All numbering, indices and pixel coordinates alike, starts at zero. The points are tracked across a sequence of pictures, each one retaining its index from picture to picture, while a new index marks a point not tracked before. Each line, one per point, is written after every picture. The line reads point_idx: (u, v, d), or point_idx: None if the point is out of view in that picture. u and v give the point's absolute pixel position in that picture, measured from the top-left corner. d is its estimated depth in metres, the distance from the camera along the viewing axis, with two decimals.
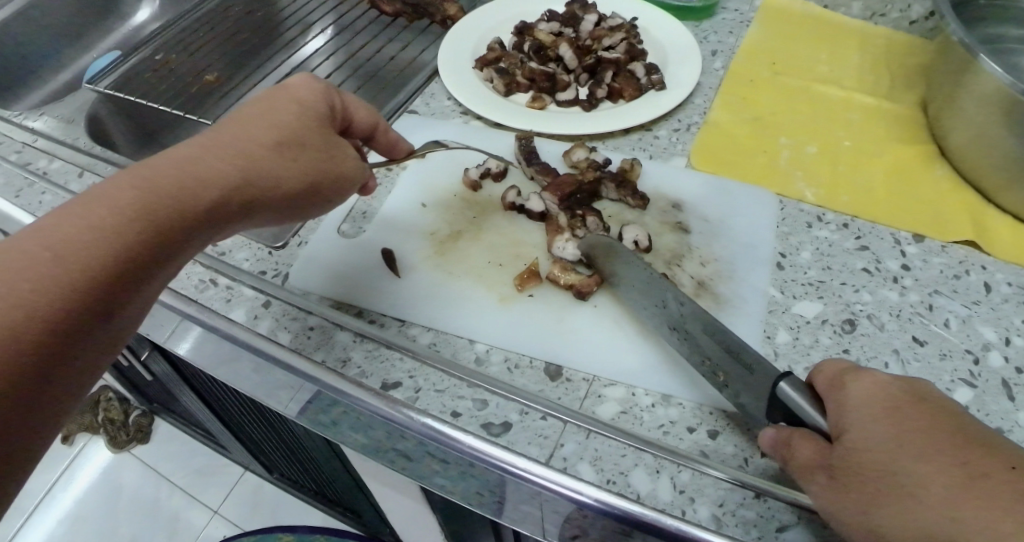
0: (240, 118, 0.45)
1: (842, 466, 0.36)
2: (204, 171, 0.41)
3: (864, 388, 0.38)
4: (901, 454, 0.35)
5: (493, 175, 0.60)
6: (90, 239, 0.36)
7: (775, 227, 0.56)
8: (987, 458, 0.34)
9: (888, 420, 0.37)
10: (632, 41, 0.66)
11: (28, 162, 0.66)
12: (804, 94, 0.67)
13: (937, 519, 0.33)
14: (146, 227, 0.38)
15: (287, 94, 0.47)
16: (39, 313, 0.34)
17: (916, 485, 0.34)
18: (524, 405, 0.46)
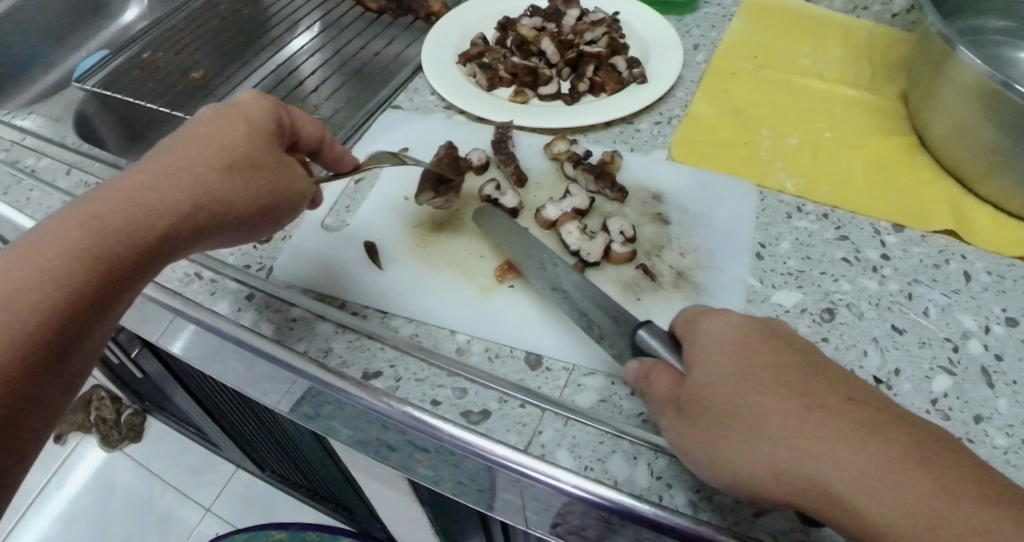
0: (187, 141, 0.46)
1: (692, 400, 0.39)
2: (46, 237, 0.39)
3: (718, 324, 0.41)
4: (748, 384, 0.38)
5: (472, 168, 0.60)
6: (49, 282, 0.38)
7: (755, 217, 0.57)
8: (828, 392, 0.37)
9: (738, 354, 0.39)
10: (615, 35, 0.67)
11: (15, 161, 0.67)
12: (786, 85, 0.67)
13: (780, 453, 0.36)
14: (23, 307, 0.37)
15: (236, 115, 0.48)
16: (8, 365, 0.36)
17: (763, 417, 0.37)
18: (503, 394, 0.46)
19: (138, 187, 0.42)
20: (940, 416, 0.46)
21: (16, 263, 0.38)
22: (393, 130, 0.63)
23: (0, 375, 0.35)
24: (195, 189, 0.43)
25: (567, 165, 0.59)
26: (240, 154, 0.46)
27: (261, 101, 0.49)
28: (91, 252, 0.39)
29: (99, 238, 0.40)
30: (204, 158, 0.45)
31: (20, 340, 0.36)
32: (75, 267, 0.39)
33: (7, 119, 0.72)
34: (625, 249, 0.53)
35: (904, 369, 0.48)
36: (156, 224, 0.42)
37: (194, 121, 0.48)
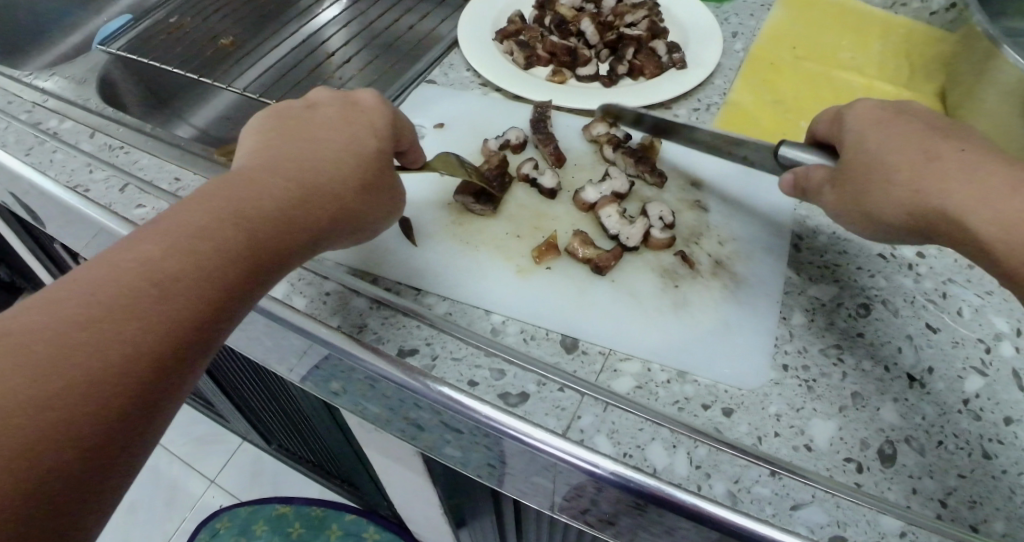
0: (319, 144, 0.46)
1: (847, 173, 0.47)
2: (202, 228, 0.39)
3: (886, 148, 0.46)
4: (885, 148, 0.46)
5: (512, 146, 0.62)
6: (202, 270, 0.38)
7: (793, 209, 0.58)
8: (949, 143, 0.45)
9: (880, 127, 0.48)
10: (654, 19, 0.71)
11: (38, 122, 0.65)
12: (826, 81, 0.70)
13: (916, 192, 0.43)
14: (179, 296, 0.37)
15: (363, 123, 0.48)
16: (154, 346, 0.36)
17: (905, 175, 0.44)
18: (542, 376, 0.46)
19: (282, 189, 0.43)
20: (973, 415, 0.46)
21: (174, 252, 0.38)
22: (432, 104, 0.67)
23: (150, 359, 0.35)
24: (333, 199, 0.44)
25: (607, 147, 0.60)
26: (372, 168, 0.47)
27: (382, 107, 0.50)
28: (244, 250, 0.40)
29: (250, 239, 0.40)
30: (343, 170, 0.45)
31: (173, 328, 0.36)
32: (230, 263, 0.39)
33: (29, 80, 0.70)
34: (665, 236, 0.54)
35: (938, 368, 0.48)
36: (293, 231, 0.43)
37: (317, 121, 0.48)
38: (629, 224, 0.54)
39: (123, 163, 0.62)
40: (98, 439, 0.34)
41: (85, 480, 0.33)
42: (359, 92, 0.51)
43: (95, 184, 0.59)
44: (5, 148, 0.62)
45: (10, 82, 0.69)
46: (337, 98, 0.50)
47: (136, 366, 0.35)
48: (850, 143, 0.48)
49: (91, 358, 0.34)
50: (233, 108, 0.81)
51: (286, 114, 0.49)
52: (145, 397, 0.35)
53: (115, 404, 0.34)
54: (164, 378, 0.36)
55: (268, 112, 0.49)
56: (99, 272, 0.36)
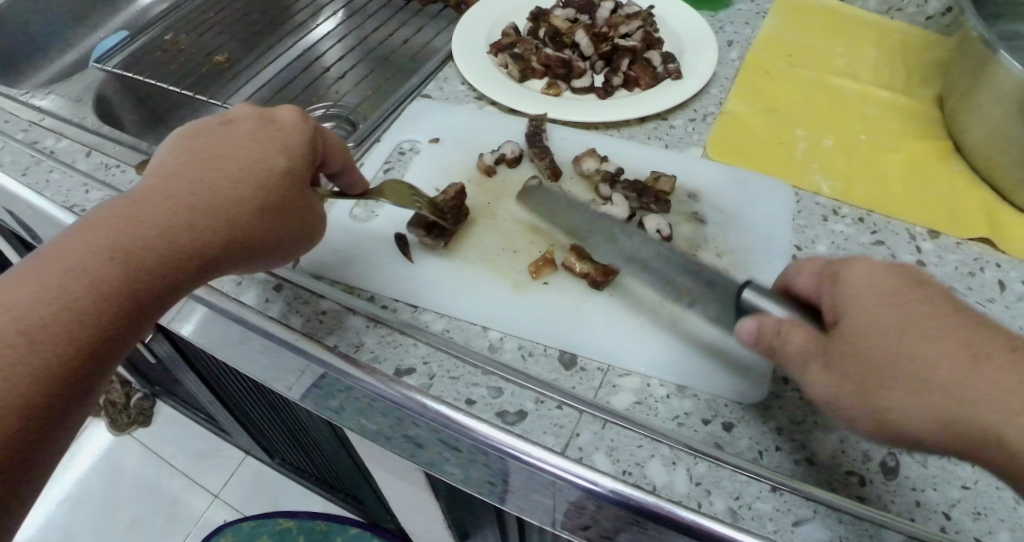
0: (222, 163, 0.44)
1: (848, 338, 0.37)
2: (80, 268, 0.39)
3: (889, 309, 0.37)
4: (904, 338, 0.36)
5: (507, 161, 0.62)
6: (78, 300, 0.38)
7: (793, 220, 0.58)
8: (989, 338, 0.35)
9: (892, 307, 0.37)
10: (648, 30, 0.71)
11: (33, 141, 0.65)
12: (821, 87, 0.70)
13: (944, 403, 0.34)
14: (50, 341, 0.37)
15: (273, 140, 0.46)
16: (36, 375, 0.37)
17: (930, 365, 0.35)
18: (540, 394, 0.45)
19: (170, 218, 0.42)
20: None
21: (49, 296, 0.38)
22: (427, 118, 0.67)
23: (24, 409, 0.36)
24: (227, 225, 0.43)
25: (603, 184, 0.59)
26: (276, 190, 0.45)
27: (301, 125, 0.47)
28: (127, 285, 0.40)
29: (128, 277, 0.40)
30: (237, 192, 0.44)
31: (47, 376, 0.37)
32: (105, 304, 0.39)
33: (25, 98, 0.70)
34: (663, 249, 0.54)
35: None
36: (184, 263, 0.42)
37: (229, 138, 0.46)
38: (625, 239, 0.54)
39: (119, 182, 0.62)
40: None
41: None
42: (280, 106, 0.48)
43: (91, 203, 0.59)
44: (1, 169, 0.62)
45: (5, 102, 0.69)
46: (256, 114, 0.47)
47: (16, 418, 0.36)
48: (853, 317, 0.37)
49: None
50: None
51: (202, 129, 0.47)
52: (27, 443, 0.36)
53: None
54: (50, 404, 0.37)
55: (182, 127, 0.47)
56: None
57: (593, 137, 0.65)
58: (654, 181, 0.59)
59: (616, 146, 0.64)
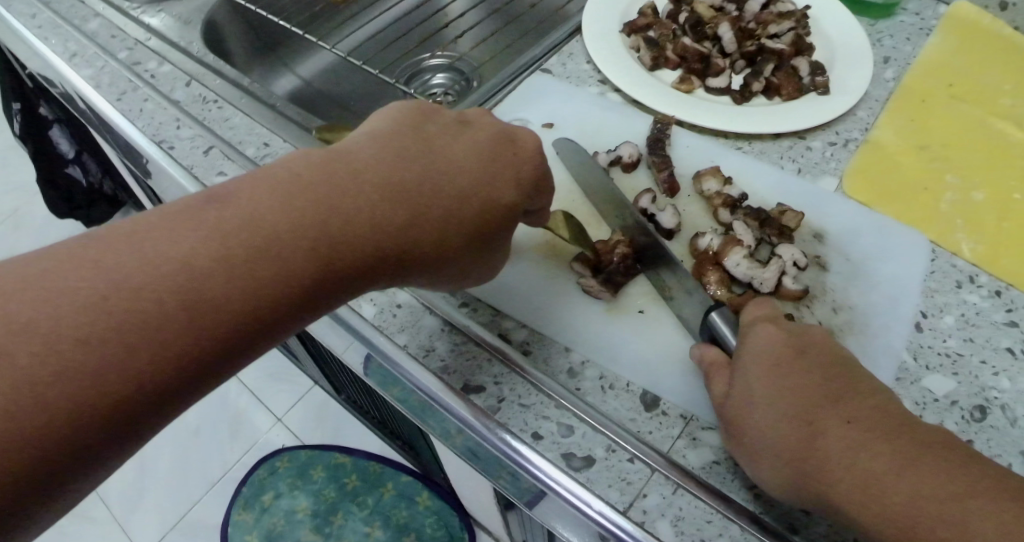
0: (444, 173, 0.40)
1: (736, 420, 0.41)
2: (275, 243, 0.34)
3: (762, 377, 0.41)
4: (771, 418, 0.40)
5: (621, 165, 0.57)
6: (259, 263, 0.33)
7: (924, 281, 0.53)
8: (831, 413, 0.39)
9: (773, 380, 0.41)
10: (802, 33, 0.64)
11: (136, 62, 0.65)
12: (981, 128, 0.63)
13: (793, 473, 0.38)
14: (218, 319, 0.32)
15: (504, 168, 0.42)
16: (193, 332, 0.32)
17: (783, 441, 0.39)
18: (612, 442, 0.43)
19: (375, 210, 0.37)
20: None
21: (229, 256, 0.33)
22: (541, 97, 0.63)
23: (172, 362, 0.31)
24: (429, 240, 0.39)
25: (722, 209, 0.54)
26: (490, 220, 0.41)
27: (536, 157, 0.43)
28: (309, 261, 0.35)
29: (314, 261, 0.35)
30: (456, 210, 0.39)
31: (203, 333, 0.32)
32: (281, 281, 0.34)
33: (136, 13, 0.70)
34: (799, 287, 0.50)
35: None
36: (370, 258, 0.37)
37: (461, 141, 0.42)
38: (761, 268, 0.50)
39: (212, 119, 0.61)
40: (74, 448, 0.30)
41: (34, 493, 0.29)
42: (520, 127, 0.44)
43: (181, 142, 0.59)
44: (100, 90, 0.62)
45: (116, 15, 0.68)
46: (494, 129, 0.43)
47: (127, 388, 0.30)
48: (742, 380, 0.42)
49: (136, 339, 0.30)
50: (341, 64, 0.80)
51: (431, 118, 0.42)
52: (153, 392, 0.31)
53: (90, 421, 0.30)
54: (195, 370, 0.32)
55: (409, 104, 0.43)
56: (134, 255, 0.32)
57: (720, 150, 0.60)
58: (779, 213, 0.54)
59: (742, 164, 0.59)
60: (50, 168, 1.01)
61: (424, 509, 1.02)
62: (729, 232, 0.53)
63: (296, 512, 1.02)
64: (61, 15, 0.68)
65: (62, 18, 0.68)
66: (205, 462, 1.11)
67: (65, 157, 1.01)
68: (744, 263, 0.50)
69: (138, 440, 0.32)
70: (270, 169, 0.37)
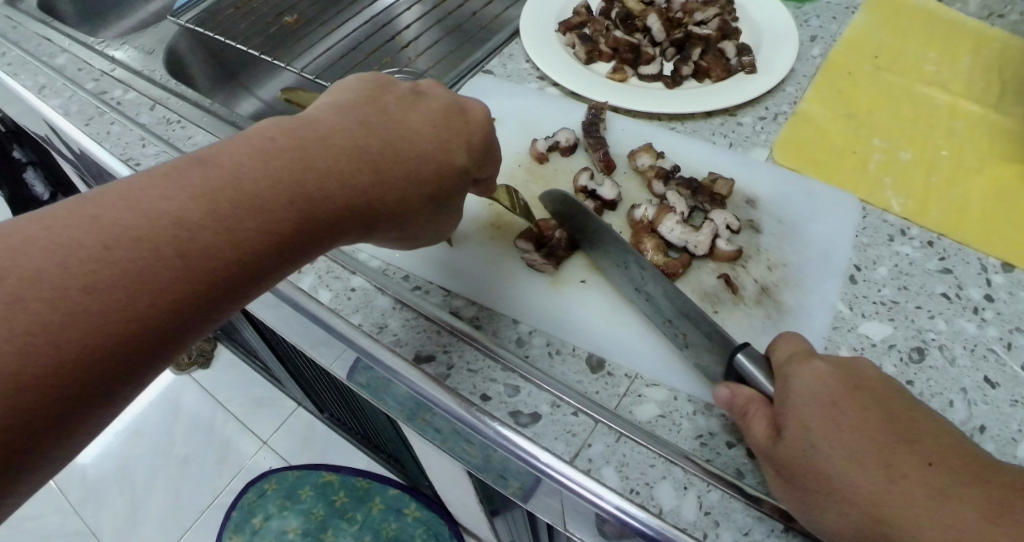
0: (407, 137, 0.42)
1: (788, 460, 0.38)
2: (259, 198, 0.36)
3: (812, 409, 0.39)
4: (832, 458, 0.37)
5: (561, 149, 0.60)
6: (243, 217, 0.36)
7: (855, 236, 0.55)
8: (903, 455, 0.36)
9: (829, 416, 0.38)
10: (726, 19, 0.68)
11: (102, 91, 0.68)
12: (906, 95, 0.65)
13: (866, 520, 0.35)
14: (211, 266, 0.34)
15: (461, 133, 0.45)
16: (184, 282, 0.33)
17: (851, 485, 0.36)
18: (557, 398, 0.45)
19: (347, 170, 0.39)
20: None
21: (215, 213, 0.35)
22: (485, 95, 0.66)
23: (166, 309, 0.33)
24: (396, 199, 0.41)
25: (656, 181, 0.57)
26: (445, 183, 0.44)
27: (486, 125, 0.46)
28: (290, 216, 0.37)
29: (293, 216, 0.37)
30: (421, 172, 0.42)
31: (194, 282, 0.34)
32: (263, 235, 0.36)
33: (102, 48, 0.74)
34: (732, 247, 0.53)
35: (990, 427, 0.45)
36: (344, 213, 0.39)
37: (420, 108, 0.44)
38: (695, 232, 0.53)
39: (177, 138, 0.64)
40: (70, 392, 0.31)
41: (28, 443, 0.30)
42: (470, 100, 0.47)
43: (146, 158, 0.62)
44: (68, 117, 0.65)
45: (82, 50, 0.72)
46: (448, 97, 0.46)
47: (126, 333, 0.32)
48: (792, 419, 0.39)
49: (129, 289, 0.32)
50: (300, 84, 0.83)
51: (389, 90, 0.45)
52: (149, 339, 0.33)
53: (88, 365, 0.31)
54: (188, 318, 0.34)
55: (365, 74, 0.45)
56: (130, 210, 0.33)
57: (654, 130, 0.63)
58: (711, 182, 0.57)
59: (675, 142, 0.62)
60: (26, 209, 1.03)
61: (414, 520, 1.02)
62: (663, 202, 0.56)
63: (286, 532, 1.01)
64: (30, 53, 0.72)
65: (31, 57, 0.71)
66: (195, 492, 1.11)
67: (40, 199, 1.02)
68: (678, 228, 0.53)
69: (131, 388, 0.33)
70: (243, 135, 0.38)
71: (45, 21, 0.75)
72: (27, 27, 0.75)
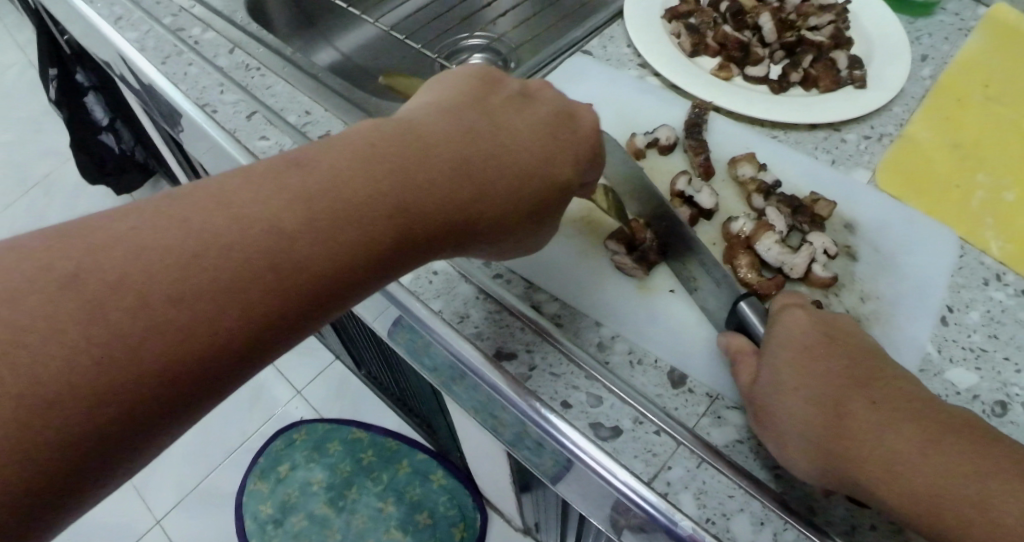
0: (513, 146, 0.40)
1: (818, 417, 0.40)
2: (358, 207, 0.35)
3: (825, 368, 0.41)
4: (853, 415, 0.39)
5: (658, 147, 0.58)
6: (348, 223, 0.34)
7: (952, 275, 0.54)
8: (914, 409, 0.39)
9: (845, 379, 0.40)
10: (841, 27, 0.64)
11: (179, 28, 0.66)
12: (1020, 131, 0.62)
13: (893, 475, 0.37)
14: (305, 275, 0.33)
15: (568, 143, 0.42)
16: (286, 288, 0.32)
17: (876, 438, 0.38)
18: (639, 414, 0.44)
19: (452, 179, 0.38)
20: None
21: (320, 216, 0.34)
22: (575, 79, 0.64)
23: (267, 314, 0.32)
24: (498, 211, 0.40)
25: (756, 194, 0.55)
26: (547, 198, 0.42)
27: (594, 135, 0.44)
28: (392, 225, 0.36)
29: (396, 225, 0.36)
30: (526, 183, 0.40)
31: (295, 288, 0.33)
32: (366, 242, 0.35)
33: None
34: (828, 274, 0.51)
35: None
36: (439, 226, 0.38)
37: (526, 115, 0.42)
38: (792, 253, 0.51)
39: (255, 86, 0.62)
40: (161, 395, 0.30)
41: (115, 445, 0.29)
42: (579, 105, 0.45)
43: (224, 105, 0.60)
44: (144, 53, 0.64)
45: None
46: (555, 103, 0.44)
47: (208, 348, 0.31)
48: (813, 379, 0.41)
49: (232, 293, 0.31)
50: (378, 37, 0.81)
51: (491, 91, 0.43)
52: (247, 345, 0.32)
53: (169, 379, 0.30)
54: (286, 324, 0.33)
55: (472, 73, 0.44)
56: (229, 214, 0.32)
57: (755, 136, 0.61)
58: (812, 201, 0.55)
59: (776, 152, 0.60)
60: (83, 134, 1.02)
61: (439, 487, 1.04)
62: (761, 217, 0.54)
63: (311, 484, 1.03)
64: None
65: None
66: (223, 425, 1.14)
67: (98, 124, 1.02)
68: (775, 247, 0.51)
69: (211, 401, 0.32)
70: (347, 136, 0.37)
71: None
72: None
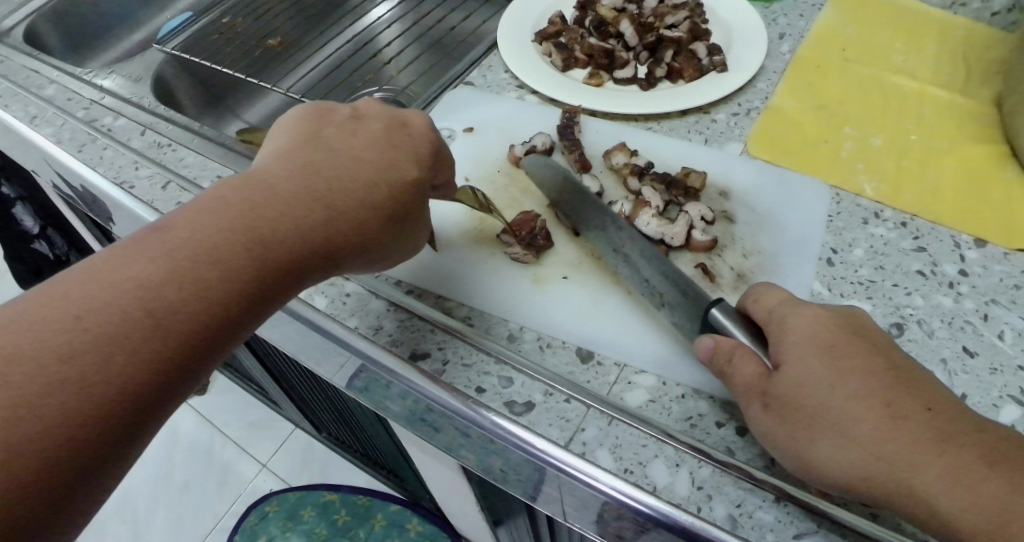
0: (349, 168, 0.43)
1: (790, 397, 0.39)
2: (213, 250, 0.38)
3: (813, 352, 0.40)
4: (835, 395, 0.38)
5: (537, 153, 0.62)
6: (195, 275, 0.37)
7: (830, 220, 0.57)
8: (903, 396, 0.38)
9: (831, 361, 0.39)
10: (696, 21, 0.71)
11: (93, 119, 0.70)
12: (875, 85, 0.67)
13: (864, 457, 0.36)
14: (182, 317, 0.36)
15: (402, 150, 0.46)
16: (146, 345, 0.35)
17: (851, 420, 0.37)
18: (549, 387, 0.46)
19: (296, 209, 0.41)
20: None
21: (170, 274, 0.36)
22: (463, 106, 0.68)
23: (139, 368, 0.35)
24: (358, 228, 0.42)
25: (631, 178, 0.59)
26: (402, 197, 0.45)
27: (430, 134, 0.47)
28: (247, 267, 0.38)
29: (254, 266, 0.39)
30: (371, 199, 0.43)
31: (155, 344, 0.35)
32: (224, 290, 0.38)
33: (90, 78, 0.75)
34: (707, 237, 0.54)
35: (971, 395, 0.46)
36: (303, 252, 0.40)
37: (358, 136, 0.46)
38: (670, 224, 0.55)
39: (168, 160, 0.65)
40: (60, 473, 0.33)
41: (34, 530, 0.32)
42: (411, 111, 0.48)
43: (140, 180, 0.63)
44: (60, 144, 0.67)
45: (71, 81, 0.74)
46: (386, 115, 0.47)
47: (116, 386, 0.34)
48: (789, 363, 0.40)
49: (91, 359, 0.34)
50: (285, 105, 0.86)
51: (328, 120, 0.47)
52: (122, 405, 0.34)
53: (77, 436, 0.33)
54: (163, 377, 0.36)
55: (309, 111, 0.48)
56: (89, 288, 0.35)
57: (628, 129, 0.65)
58: (685, 175, 0.59)
59: (651, 141, 0.64)
60: (15, 243, 1.04)
61: (416, 535, 1.02)
62: (639, 197, 0.58)
63: None
64: (19, 85, 0.74)
65: (22, 88, 0.73)
66: (197, 518, 1.11)
67: (30, 233, 1.04)
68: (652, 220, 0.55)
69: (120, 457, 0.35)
70: (197, 200, 0.40)
71: (33, 54, 0.77)
72: (15, 60, 0.77)
